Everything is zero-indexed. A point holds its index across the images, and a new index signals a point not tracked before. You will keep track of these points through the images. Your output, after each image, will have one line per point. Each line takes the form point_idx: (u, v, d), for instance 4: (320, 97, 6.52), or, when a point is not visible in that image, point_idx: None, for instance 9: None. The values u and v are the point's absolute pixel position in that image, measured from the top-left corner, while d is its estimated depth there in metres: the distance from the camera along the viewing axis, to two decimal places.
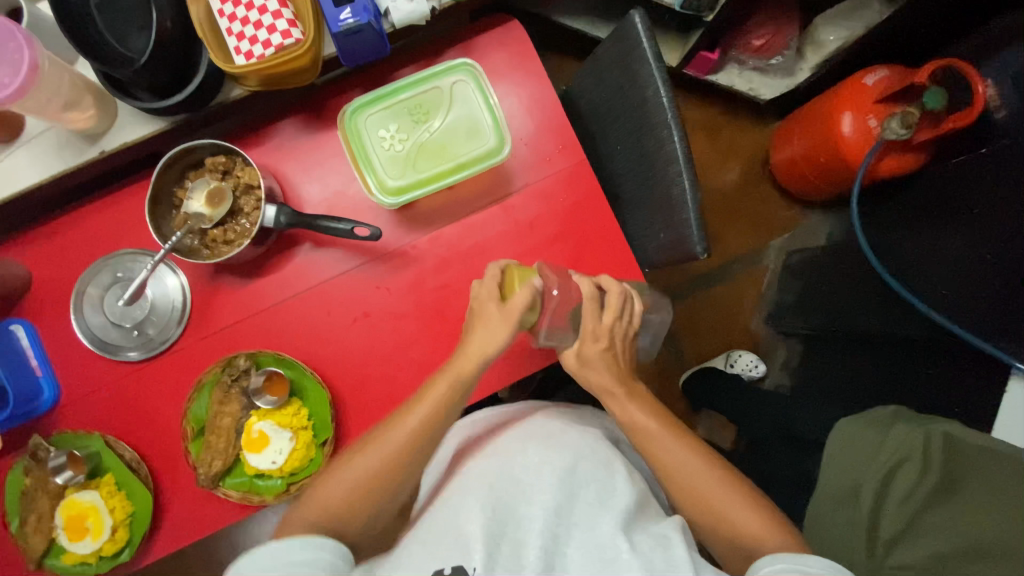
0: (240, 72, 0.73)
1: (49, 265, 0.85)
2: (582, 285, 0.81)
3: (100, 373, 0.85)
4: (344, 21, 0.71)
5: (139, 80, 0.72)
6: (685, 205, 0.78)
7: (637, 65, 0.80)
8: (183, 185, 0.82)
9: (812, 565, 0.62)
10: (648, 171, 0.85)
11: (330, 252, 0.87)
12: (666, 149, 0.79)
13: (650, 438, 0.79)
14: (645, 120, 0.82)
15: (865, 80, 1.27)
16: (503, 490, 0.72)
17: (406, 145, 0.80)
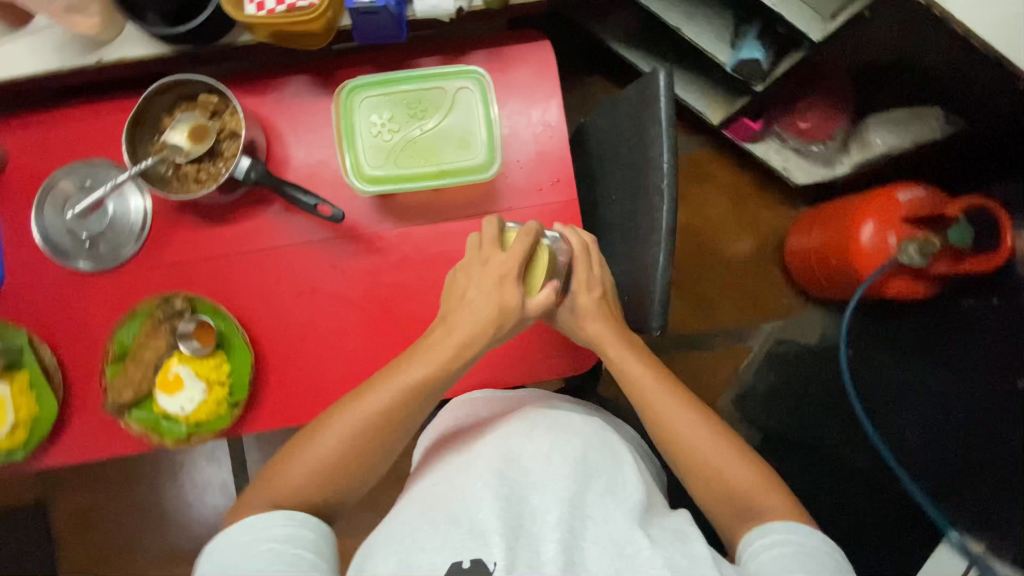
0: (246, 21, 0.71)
1: (25, 154, 0.85)
2: (574, 243, 0.78)
3: (44, 273, 0.85)
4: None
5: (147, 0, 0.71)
6: (655, 278, 0.76)
7: (649, 123, 0.77)
8: (171, 114, 0.81)
9: (801, 537, 0.67)
10: (633, 231, 0.82)
11: (299, 219, 0.85)
12: (654, 215, 0.76)
13: (642, 394, 0.77)
14: (642, 180, 0.79)
15: (899, 194, 1.21)
16: (517, 479, 0.72)
17: (395, 137, 0.77)
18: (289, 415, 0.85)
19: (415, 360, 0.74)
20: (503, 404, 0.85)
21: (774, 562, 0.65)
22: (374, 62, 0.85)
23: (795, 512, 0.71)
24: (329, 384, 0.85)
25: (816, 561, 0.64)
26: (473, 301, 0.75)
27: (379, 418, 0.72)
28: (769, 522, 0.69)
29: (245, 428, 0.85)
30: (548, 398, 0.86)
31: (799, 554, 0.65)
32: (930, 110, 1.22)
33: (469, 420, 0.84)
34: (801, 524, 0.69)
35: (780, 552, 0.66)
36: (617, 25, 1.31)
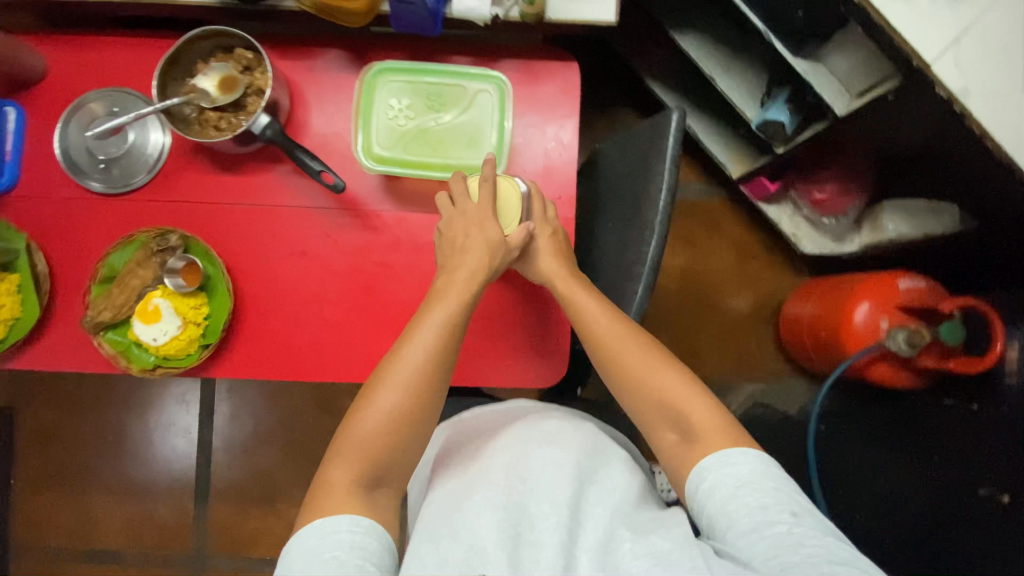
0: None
1: (66, 72, 0.90)
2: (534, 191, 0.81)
3: (57, 184, 0.88)
4: None
5: None
6: (630, 309, 0.78)
7: (654, 159, 0.79)
8: (206, 61, 0.84)
9: (743, 465, 0.67)
10: (620, 261, 0.83)
11: (304, 184, 0.88)
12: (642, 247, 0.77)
13: (594, 325, 0.76)
14: (638, 211, 0.80)
15: (900, 281, 1.21)
16: (513, 487, 0.72)
17: (408, 124, 0.80)
18: (255, 369, 0.87)
19: (417, 339, 0.72)
20: (499, 420, 0.85)
21: (723, 511, 0.65)
22: (407, 50, 0.88)
23: (736, 431, 0.70)
24: (301, 346, 0.87)
25: (759, 492, 0.64)
26: (467, 243, 0.77)
27: (393, 416, 0.70)
28: (714, 451, 0.69)
29: (210, 372, 0.87)
30: (540, 409, 0.86)
31: (742, 490, 0.65)
32: (946, 207, 1.21)
33: (464, 441, 0.84)
34: (745, 448, 0.68)
35: (723, 497, 0.65)
36: (655, 64, 1.34)
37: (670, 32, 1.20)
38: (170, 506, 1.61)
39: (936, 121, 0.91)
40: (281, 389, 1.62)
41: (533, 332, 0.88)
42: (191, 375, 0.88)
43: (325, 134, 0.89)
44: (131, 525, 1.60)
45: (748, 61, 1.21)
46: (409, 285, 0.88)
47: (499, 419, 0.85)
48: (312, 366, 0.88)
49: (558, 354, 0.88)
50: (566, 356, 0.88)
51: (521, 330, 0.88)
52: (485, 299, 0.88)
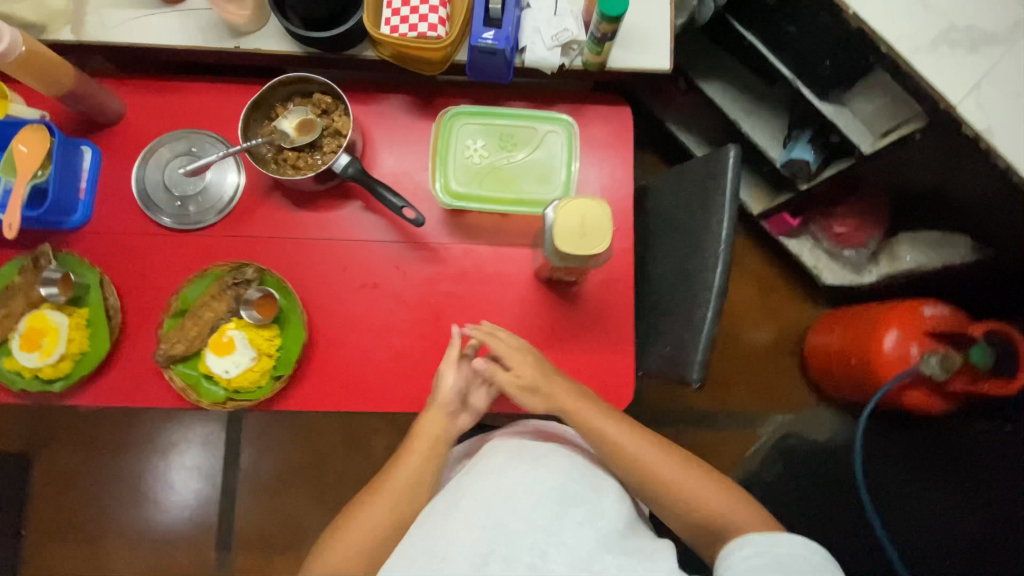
0: (379, 40, 0.80)
1: (142, 114, 0.93)
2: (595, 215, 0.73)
3: (129, 221, 0.90)
4: (483, 39, 0.78)
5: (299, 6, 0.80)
6: (699, 333, 0.81)
7: (714, 192, 0.84)
8: (284, 105, 0.89)
9: (783, 545, 0.68)
10: (681, 288, 0.87)
11: (373, 219, 0.92)
12: (706, 275, 0.82)
13: (622, 446, 0.80)
14: (698, 242, 0.85)
15: (924, 308, 1.26)
16: (493, 506, 0.72)
17: (483, 162, 0.85)
18: (323, 400, 0.88)
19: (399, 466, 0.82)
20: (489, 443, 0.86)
21: (749, 573, 0.67)
22: (472, 95, 0.94)
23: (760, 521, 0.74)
24: (369, 377, 0.89)
25: (793, 568, 0.65)
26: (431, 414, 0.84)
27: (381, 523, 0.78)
28: (741, 536, 0.72)
29: (278, 404, 0.87)
30: (535, 434, 0.87)
31: (775, 562, 0.66)
32: (960, 238, 1.28)
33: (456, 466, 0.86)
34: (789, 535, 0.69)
35: (755, 563, 0.67)
36: (678, 108, 1.43)
37: (696, 80, 1.30)
38: (190, 555, 1.54)
39: (956, 158, 0.99)
40: (309, 428, 1.59)
41: (596, 359, 0.91)
42: (258, 408, 0.88)
43: (392, 172, 0.93)
44: None
45: (769, 105, 1.30)
46: (476, 314, 0.91)
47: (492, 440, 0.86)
48: (380, 396, 0.89)
49: (622, 381, 0.91)
50: (630, 382, 0.91)
51: (584, 356, 0.91)
52: (548, 328, 0.92)
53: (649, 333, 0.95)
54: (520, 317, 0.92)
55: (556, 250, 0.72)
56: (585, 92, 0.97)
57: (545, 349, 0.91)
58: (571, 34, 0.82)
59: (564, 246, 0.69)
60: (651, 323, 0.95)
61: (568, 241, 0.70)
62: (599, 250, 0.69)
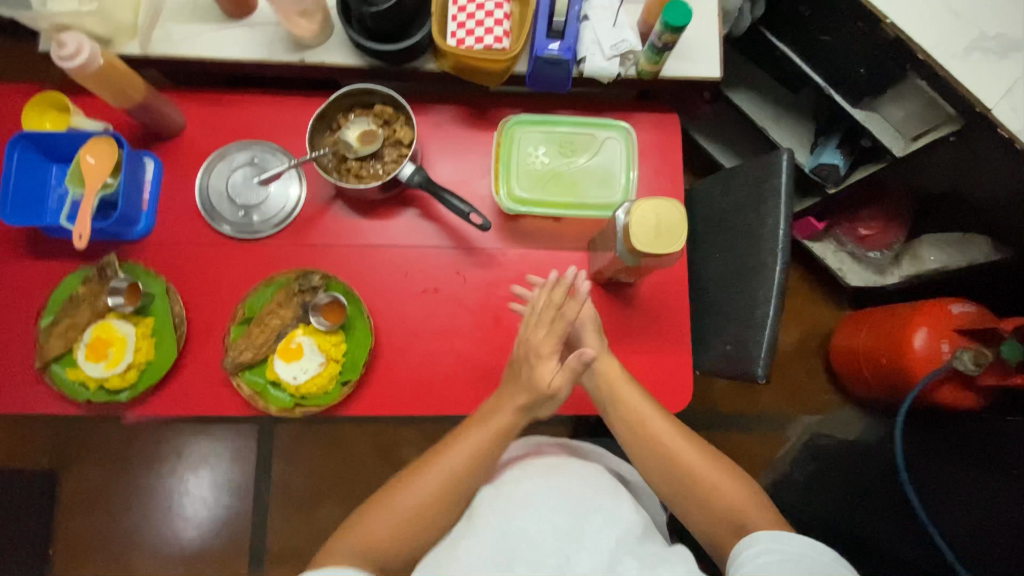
0: (446, 52, 0.84)
1: (203, 126, 0.95)
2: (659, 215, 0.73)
3: (191, 231, 0.91)
4: (550, 50, 0.82)
5: (367, 21, 0.82)
6: (761, 330, 0.83)
7: (768, 193, 0.87)
8: (346, 115, 0.91)
9: (791, 544, 0.69)
10: (738, 288, 0.89)
11: (432, 225, 0.94)
12: (765, 273, 0.84)
13: (644, 421, 0.82)
14: (754, 242, 0.88)
15: (952, 306, 1.30)
16: (510, 517, 0.74)
17: (544, 168, 0.87)
18: (388, 405, 0.89)
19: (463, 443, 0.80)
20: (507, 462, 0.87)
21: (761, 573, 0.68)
22: (525, 104, 0.97)
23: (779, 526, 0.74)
24: (433, 381, 0.90)
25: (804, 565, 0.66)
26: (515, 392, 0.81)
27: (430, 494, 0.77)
28: (753, 534, 0.73)
29: (344, 410, 0.88)
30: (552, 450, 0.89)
31: (784, 560, 0.68)
32: (978, 238, 1.32)
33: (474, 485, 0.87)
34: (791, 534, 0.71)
35: (765, 561, 0.68)
36: (704, 116, 1.47)
37: (724, 89, 1.34)
38: (221, 573, 1.52)
39: (987, 160, 1.04)
40: (341, 440, 1.59)
41: (654, 359, 0.93)
42: (324, 414, 0.88)
43: (449, 179, 0.95)
44: None
45: (794, 113, 1.34)
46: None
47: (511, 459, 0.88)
48: (444, 400, 0.90)
49: (680, 381, 0.93)
50: (688, 382, 0.93)
51: (643, 356, 0.93)
52: (605, 329, 0.93)
53: (703, 334, 0.97)
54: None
55: (632, 250, 0.74)
56: (633, 100, 1.00)
57: None
58: (629, 45, 0.86)
59: (640, 245, 0.72)
60: (704, 324, 0.97)
61: (643, 240, 0.72)
62: (676, 248, 0.72)
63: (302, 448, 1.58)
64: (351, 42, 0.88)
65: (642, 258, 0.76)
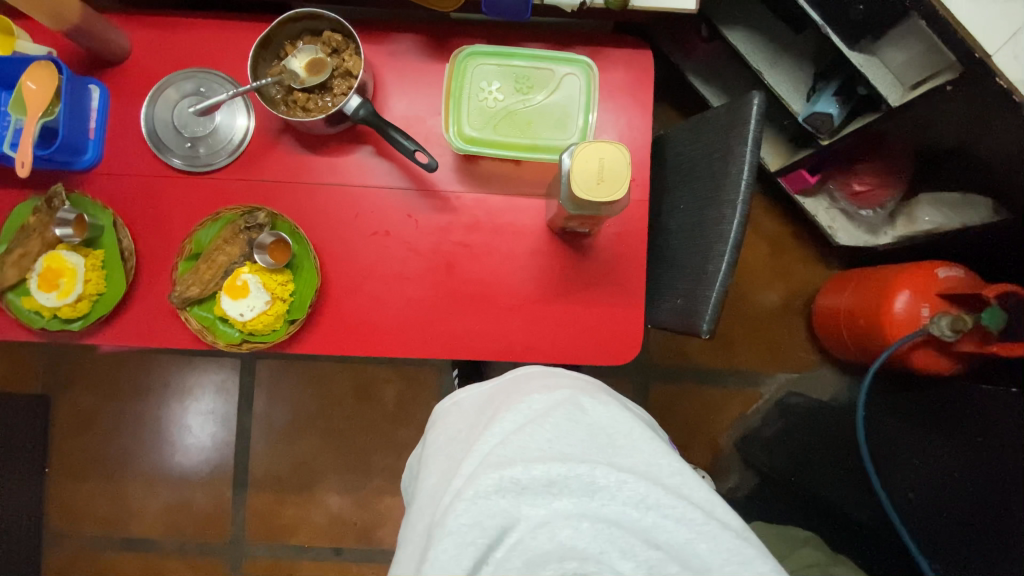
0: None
1: (148, 51, 0.91)
2: (596, 160, 0.69)
3: (140, 162, 0.90)
4: None
5: None
6: (712, 284, 0.80)
7: (735, 140, 0.81)
8: (293, 43, 0.86)
9: None
10: (696, 240, 0.86)
11: (385, 164, 0.91)
12: (722, 225, 0.81)
13: None
14: (715, 193, 0.83)
15: (939, 270, 1.24)
16: (503, 464, 0.67)
17: (498, 105, 0.82)
18: (335, 345, 0.90)
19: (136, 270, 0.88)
20: (496, 395, 0.79)
21: None
22: (486, 35, 0.91)
23: None
24: (381, 324, 0.90)
25: None
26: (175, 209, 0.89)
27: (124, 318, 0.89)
28: None
29: (292, 347, 0.89)
30: (544, 379, 0.78)
31: None
32: (981, 200, 1.25)
33: (457, 422, 0.81)
34: None
35: None
36: (697, 55, 1.37)
37: (718, 25, 1.24)
38: (207, 494, 1.61)
39: (988, 115, 0.96)
40: (320, 378, 1.63)
41: (606, 311, 0.92)
42: (273, 350, 0.90)
43: (404, 115, 0.91)
44: (169, 513, 1.60)
45: (793, 55, 1.25)
46: (489, 263, 0.91)
47: (500, 393, 0.79)
48: (392, 343, 0.90)
49: (632, 334, 0.92)
50: (639, 335, 0.92)
51: (595, 307, 0.91)
52: (560, 278, 0.91)
53: (662, 286, 0.95)
54: (532, 267, 0.91)
55: (573, 198, 0.72)
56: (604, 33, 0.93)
57: (556, 300, 0.91)
58: None
59: (580, 193, 0.69)
60: (664, 276, 0.95)
61: (584, 185, 0.69)
62: (618, 195, 0.69)
63: (281, 383, 1.63)
64: None
65: (585, 207, 0.73)
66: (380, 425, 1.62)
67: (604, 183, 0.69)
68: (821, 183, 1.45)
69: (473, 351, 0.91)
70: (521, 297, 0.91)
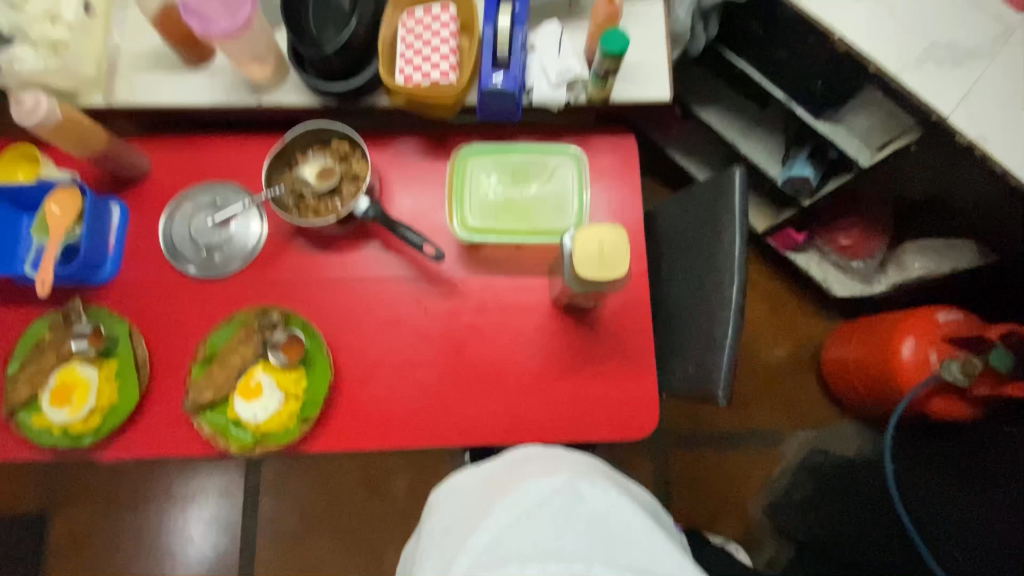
0: (393, 88, 0.84)
1: (167, 170, 0.97)
2: (596, 243, 0.73)
3: (156, 273, 0.93)
4: (494, 82, 0.83)
5: (317, 62, 0.85)
6: (722, 350, 0.81)
7: (722, 211, 0.86)
8: (304, 152, 0.93)
9: None
10: (699, 307, 0.88)
11: (393, 257, 0.94)
12: (723, 294, 0.83)
13: None
14: (712, 262, 0.87)
15: (937, 314, 1.26)
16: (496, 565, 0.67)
17: (500, 196, 0.89)
18: (349, 440, 0.88)
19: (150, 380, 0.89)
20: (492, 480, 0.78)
21: None
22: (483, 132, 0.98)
23: None
24: (395, 415, 0.89)
25: None
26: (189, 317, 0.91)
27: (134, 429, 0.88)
28: None
29: (305, 446, 0.88)
30: (541, 465, 0.77)
31: None
32: (964, 243, 1.30)
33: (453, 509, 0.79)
34: None
35: None
36: (677, 132, 1.47)
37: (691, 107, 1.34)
38: None
39: (956, 169, 1.02)
40: (327, 473, 1.57)
41: (620, 385, 0.92)
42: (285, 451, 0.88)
43: (409, 211, 0.96)
44: None
45: (765, 127, 1.34)
46: (499, 343, 0.92)
47: (498, 475, 0.77)
48: (407, 434, 0.89)
49: (647, 406, 0.91)
50: (655, 406, 0.91)
51: (608, 381, 0.91)
52: (570, 355, 0.92)
53: (672, 353, 0.96)
54: (541, 343, 0.92)
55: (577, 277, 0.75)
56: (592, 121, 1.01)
57: (569, 374, 0.92)
58: (575, 74, 0.88)
59: (585, 273, 0.73)
60: (672, 344, 0.96)
61: (587, 266, 0.73)
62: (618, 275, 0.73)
63: (287, 482, 1.57)
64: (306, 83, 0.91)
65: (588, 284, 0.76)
66: (391, 520, 1.54)
67: (609, 262, 0.73)
68: (807, 240, 1.50)
69: (488, 436, 0.90)
70: (533, 373, 0.91)
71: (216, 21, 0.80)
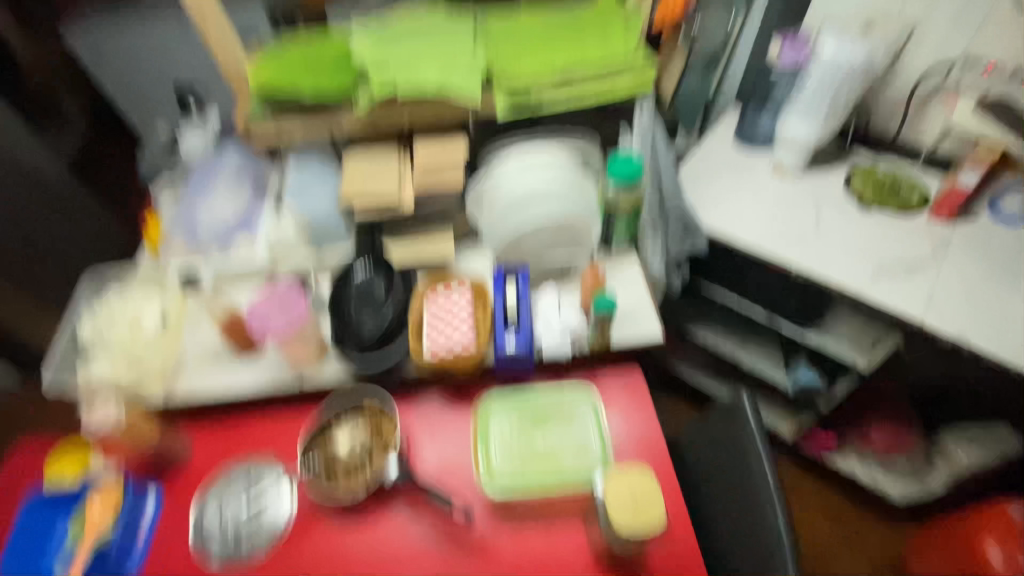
0: (422, 363, 0.97)
1: (205, 451, 1.01)
2: (628, 495, 0.75)
3: (179, 567, 0.90)
4: (508, 349, 0.96)
5: (356, 345, 0.99)
6: None
7: (743, 436, 0.87)
8: (335, 415, 0.99)
9: None
10: (753, 548, 0.82)
11: (422, 522, 0.92)
12: (771, 531, 0.79)
13: None
14: (749, 494, 0.84)
15: (1009, 510, 1.15)
16: None
17: (523, 441, 0.97)
18: None
19: None
20: None
21: None
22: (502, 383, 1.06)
23: None
24: None
25: None
26: None
27: None
28: None
29: None
30: None
31: None
32: (1001, 427, 1.30)
33: None
34: None
35: None
36: (677, 350, 1.56)
37: (687, 326, 1.45)
38: None
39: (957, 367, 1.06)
40: None
41: None
42: None
43: (436, 467, 0.97)
44: None
45: (758, 337, 1.43)
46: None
47: None
48: None
49: None
50: None
51: None
52: None
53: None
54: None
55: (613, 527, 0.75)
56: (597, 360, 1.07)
57: None
58: (575, 328, 1.01)
59: (622, 526, 0.73)
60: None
61: (622, 516, 0.74)
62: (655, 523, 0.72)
63: None
64: (343, 359, 1.03)
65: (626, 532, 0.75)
66: None
67: (644, 512, 0.74)
68: (841, 442, 1.45)
69: None
70: None
71: (276, 324, 1.00)
